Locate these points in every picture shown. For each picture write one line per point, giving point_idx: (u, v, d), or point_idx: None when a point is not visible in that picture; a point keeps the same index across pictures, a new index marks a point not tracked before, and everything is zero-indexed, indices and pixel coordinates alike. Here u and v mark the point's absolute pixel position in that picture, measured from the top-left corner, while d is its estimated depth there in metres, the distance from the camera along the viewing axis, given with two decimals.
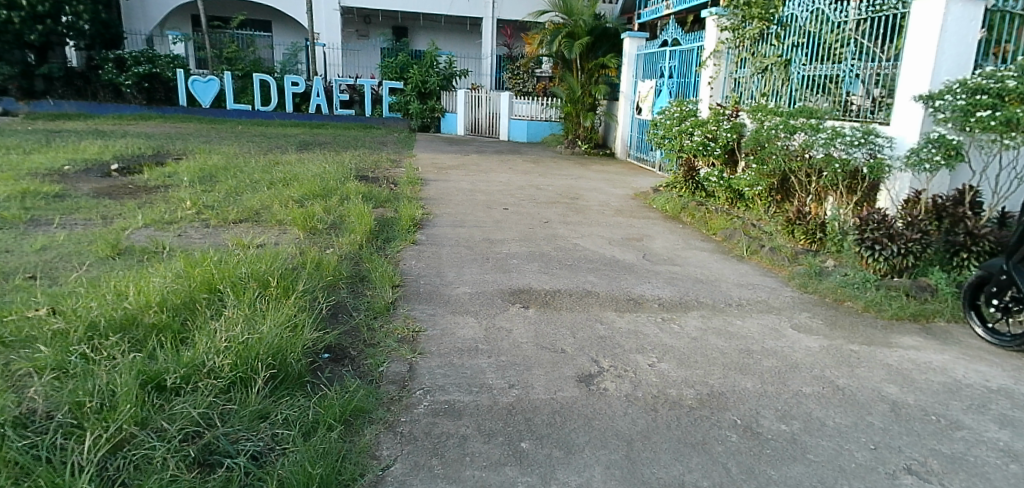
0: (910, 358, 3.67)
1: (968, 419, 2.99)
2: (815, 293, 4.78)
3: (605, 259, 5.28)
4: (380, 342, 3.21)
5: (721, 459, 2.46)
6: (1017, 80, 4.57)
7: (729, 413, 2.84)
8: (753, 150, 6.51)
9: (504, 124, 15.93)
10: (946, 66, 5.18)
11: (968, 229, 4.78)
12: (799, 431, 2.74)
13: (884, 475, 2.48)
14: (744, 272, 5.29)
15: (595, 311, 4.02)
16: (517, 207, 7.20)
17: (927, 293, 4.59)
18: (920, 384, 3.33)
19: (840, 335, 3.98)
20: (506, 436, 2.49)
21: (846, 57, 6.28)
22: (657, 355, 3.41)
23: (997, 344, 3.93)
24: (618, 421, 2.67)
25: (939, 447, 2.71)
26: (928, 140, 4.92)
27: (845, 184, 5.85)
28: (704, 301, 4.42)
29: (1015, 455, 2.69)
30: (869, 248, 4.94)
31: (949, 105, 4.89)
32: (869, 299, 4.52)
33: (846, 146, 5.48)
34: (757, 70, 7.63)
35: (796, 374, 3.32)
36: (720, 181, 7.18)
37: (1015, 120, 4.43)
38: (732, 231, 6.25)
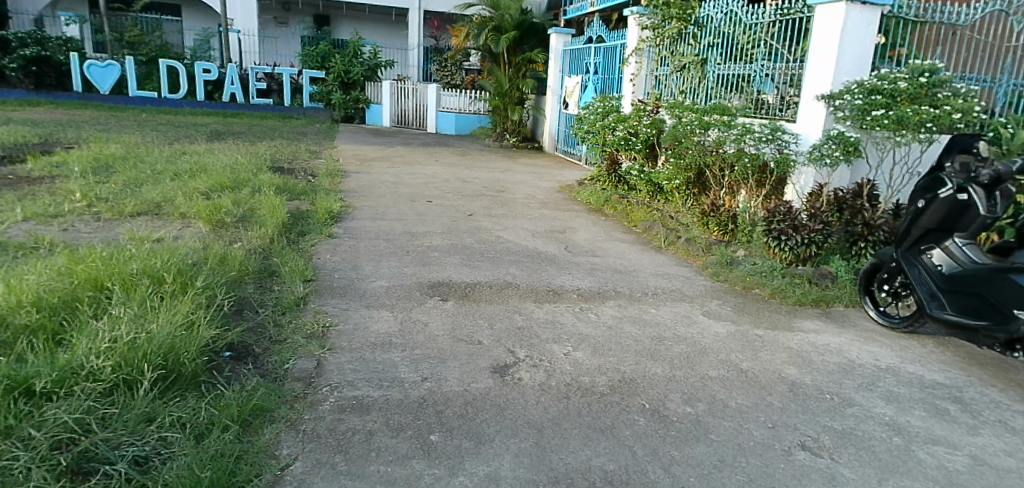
0: (809, 341, 3.89)
1: (857, 396, 3.19)
2: (726, 281, 5.00)
3: (527, 251, 5.32)
4: (287, 339, 3.11)
5: (628, 443, 2.54)
6: (907, 82, 4.94)
7: (638, 398, 2.92)
8: (671, 144, 6.69)
9: (431, 116, 15.79)
10: (846, 67, 5.49)
11: (865, 220, 5.09)
12: (703, 413, 2.86)
13: (779, 451, 2.62)
14: (661, 262, 5.46)
15: (515, 302, 4.05)
16: (440, 200, 7.15)
17: (828, 279, 4.88)
18: (818, 365, 3.54)
19: (747, 320, 4.17)
20: (414, 430, 2.47)
21: (757, 58, 6.54)
22: (573, 344, 3.47)
23: (886, 325, 4.25)
24: (531, 410, 2.70)
25: (831, 423, 2.89)
26: (828, 137, 5.23)
27: (755, 177, 6.12)
28: (622, 291, 4.53)
29: (898, 428, 2.90)
30: (775, 238, 5.16)
31: (848, 104, 5.19)
32: (775, 286, 4.76)
33: (755, 141, 5.78)
34: (676, 68, 7.86)
35: (704, 359, 3.46)
36: (641, 175, 7.33)
37: (907, 119, 4.81)
38: (651, 223, 6.44)
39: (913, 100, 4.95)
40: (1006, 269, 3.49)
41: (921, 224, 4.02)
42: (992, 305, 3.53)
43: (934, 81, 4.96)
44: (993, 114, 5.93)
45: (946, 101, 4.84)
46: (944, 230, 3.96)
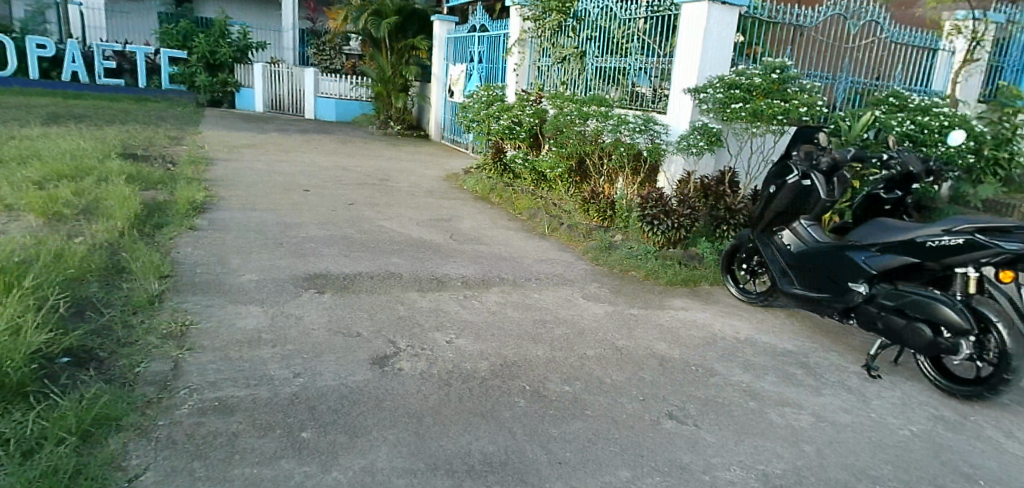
0: (679, 318, 4.13)
1: (719, 366, 3.43)
2: (606, 265, 5.18)
3: (411, 240, 5.24)
4: (138, 340, 2.87)
5: (507, 424, 2.57)
6: (761, 77, 5.33)
7: (519, 380, 2.96)
8: (553, 134, 6.81)
9: (308, 102, 14.96)
10: (709, 64, 5.83)
11: (727, 205, 5.47)
12: (580, 391, 2.95)
13: (649, 421, 2.76)
14: (544, 248, 5.56)
15: (397, 292, 3.97)
16: (317, 189, 6.88)
17: (696, 260, 5.21)
18: (685, 339, 3.77)
19: (623, 301, 4.36)
20: (284, 428, 2.36)
21: (631, 52, 6.80)
22: (455, 331, 3.46)
23: (746, 301, 4.62)
24: (410, 399, 2.66)
25: (695, 393, 3.08)
26: (693, 128, 5.54)
27: (631, 166, 6.38)
28: (506, 278, 4.57)
29: (753, 393, 3.14)
30: (649, 223, 5.40)
31: (710, 98, 5.51)
32: (649, 267, 5.00)
33: (630, 132, 6.00)
34: (557, 59, 8.00)
35: (582, 340, 3.57)
36: (525, 164, 7.41)
37: (761, 112, 5.22)
38: (535, 210, 6.54)
39: (766, 95, 5.33)
40: (842, 246, 3.85)
41: (774, 208, 4.36)
42: (831, 279, 3.91)
43: (784, 78, 5.41)
44: (833, 106, 6.59)
45: (795, 96, 5.31)
46: (793, 214, 4.30)
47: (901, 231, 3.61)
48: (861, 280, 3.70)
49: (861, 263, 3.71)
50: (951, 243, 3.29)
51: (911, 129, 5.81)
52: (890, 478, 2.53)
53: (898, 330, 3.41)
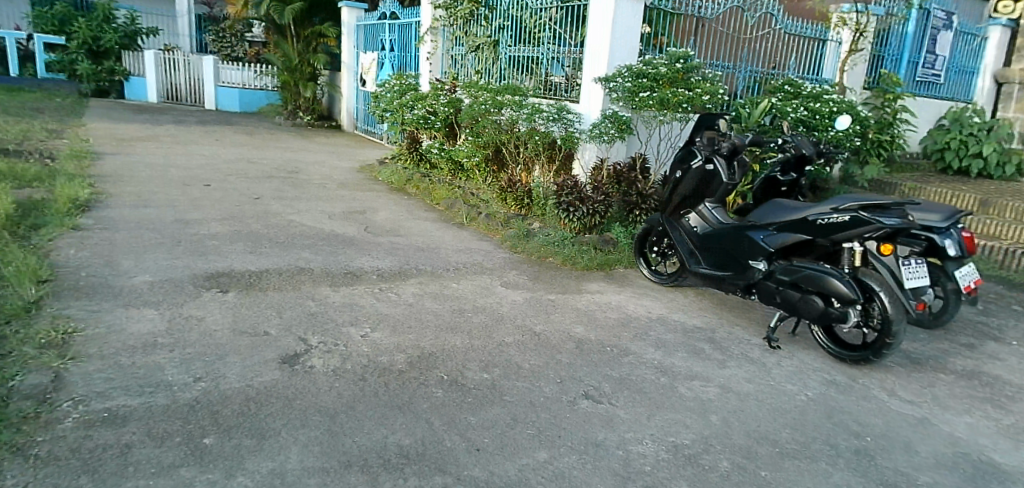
0: (595, 301, 4.22)
1: (633, 345, 3.53)
2: (524, 252, 5.22)
3: (322, 234, 5.07)
4: (13, 352, 2.63)
5: (425, 415, 2.54)
6: (666, 67, 5.50)
7: (437, 371, 2.93)
8: (468, 123, 6.70)
9: (208, 91, 14.20)
10: (618, 54, 5.96)
11: (639, 190, 5.62)
12: (498, 377, 2.95)
13: (566, 402, 2.80)
14: (462, 238, 5.53)
15: (308, 288, 3.84)
16: (219, 183, 6.54)
17: (611, 245, 5.32)
18: (600, 321, 3.85)
19: (540, 287, 4.40)
20: (184, 435, 2.23)
21: (543, 41, 6.81)
22: (371, 325, 3.38)
23: (657, 282, 4.77)
24: (323, 397, 2.58)
25: (610, 372, 3.16)
26: (604, 116, 5.65)
27: (547, 153, 6.39)
28: (423, 269, 4.51)
29: (665, 370, 3.26)
30: (565, 209, 5.45)
31: (619, 87, 5.65)
32: (566, 253, 5.07)
33: (544, 121, 5.99)
34: (470, 48, 7.90)
35: (501, 327, 3.58)
36: (441, 153, 7.29)
37: (667, 100, 5.39)
38: (453, 200, 6.47)
39: (671, 83, 5.52)
40: (743, 226, 4.04)
41: (680, 192, 4.54)
42: (733, 257, 4.10)
43: (687, 67, 5.58)
44: (733, 94, 6.88)
45: (698, 85, 5.52)
46: (698, 197, 4.49)
47: (794, 210, 3.81)
48: (761, 258, 3.91)
49: (760, 242, 3.91)
50: (838, 220, 3.52)
51: (804, 115, 6.16)
52: (789, 441, 2.68)
53: (794, 302, 3.63)
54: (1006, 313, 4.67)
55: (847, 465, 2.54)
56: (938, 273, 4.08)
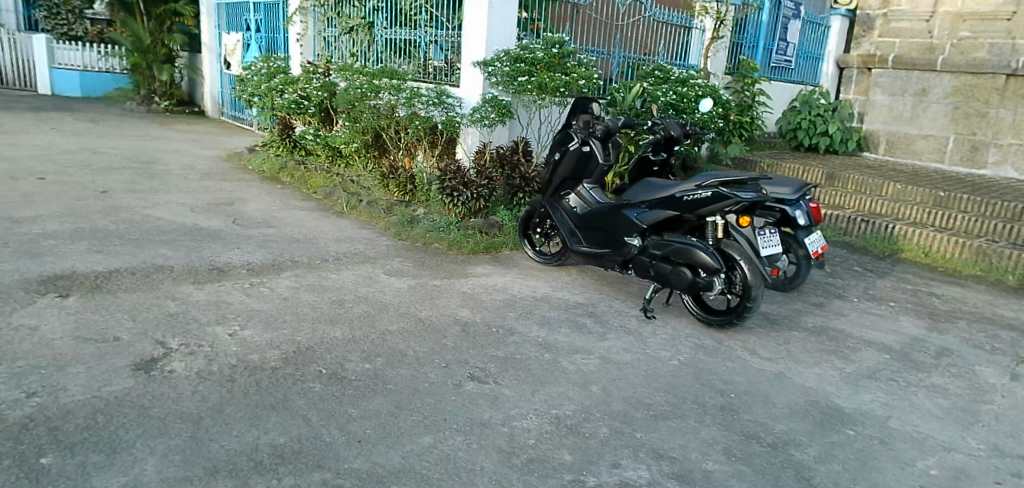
0: (480, 284, 4.22)
1: (517, 324, 3.57)
2: (408, 239, 5.09)
3: (183, 229, 4.72)
4: None
5: (301, 412, 2.43)
6: (543, 51, 5.55)
7: (315, 365, 2.81)
8: (345, 108, 6.39)
9: (42, 74, 12.76)
10: (496, 37, 5.96)
11: (522, 174, 5.58)
12: (381, 367, 2.88)
13: (451, 386, 2.78)
14: (342, 227, 5.32)
15: (166, 287, 3.55)
16: (58, 176, 5.90)
17: (496, 229, 5.35)
18: (486, 303, 3.86)
19: (425, 273, 4.34)
20: (16, 457, 2.00)
21: (420, 24, 6.63)
22: (240, 322, 3.19)
23: (542, 262, 4.85)
24: (185, 402, 2.40)
25: (495, 352, 3.17)
26: (484, 100, 5.59)
27: (428, 138, 6.17)
28: (299, 261, 4.30)
29: (549, 346, 3.32)
30: (449, 195, 5.36)
31: (498, 71, 5.66)
32: (452, 238, 5.03)
33: (424, 105, 5.79)
34: (343, 30, 7.52)
35: (384, 315, 3.50)
36: (317, 139, 6.94)
37: (545, 84, 5.45)
38: (331, 188, 6.18)
39: (549, 68, 5.57)
40: (618, 205, 4.19)
41: (558, 174, 4.61)
42: (611, 235, 4.25)
43: (563, 52, 5.60)
44: (608, 79, 7.10)
45: (574, 69, 5.58)
46: (576, 178, 4.61)
47: (664, 188, 4.00)
48: (635, 234, 4.07)
49: (634, 219, 4.07)
50: (701, 197, 3.73)
51: (673, 99, 6.44)
52: (663, 403, 2.83)
53: (666, 274, 3.82)
54: (850, 274, 5.17)
55: (714, 421, 2.71)
56: (791, 241, 4.45)
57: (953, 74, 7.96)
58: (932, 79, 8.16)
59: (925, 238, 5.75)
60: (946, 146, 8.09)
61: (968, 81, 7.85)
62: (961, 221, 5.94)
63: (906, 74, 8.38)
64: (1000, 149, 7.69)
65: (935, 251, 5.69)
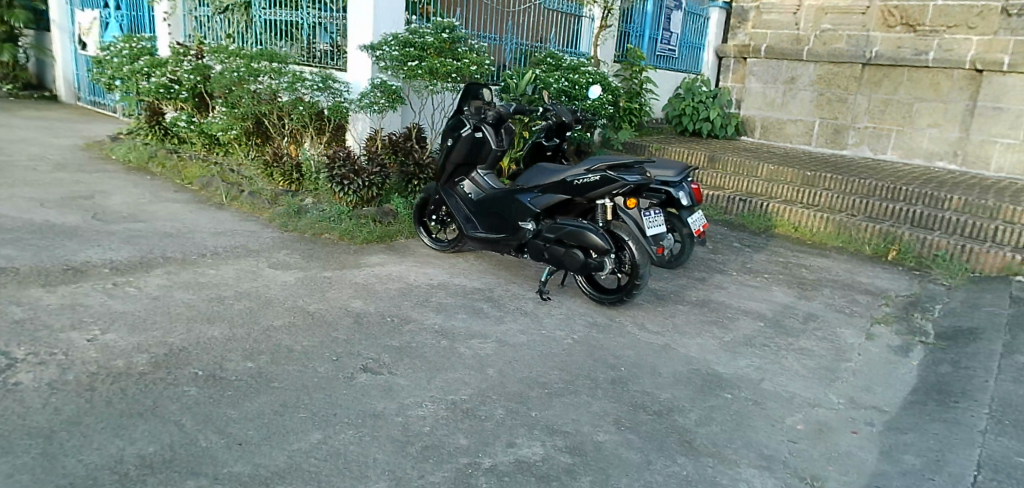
0: (374, 274, 4.11)
1: (413, 312, 3.51)
2: (296, 231, 4.86)
3: (33, 226, 4.27)
4: None
5: (174, 418, 2.26)
6: (433, 36, 5.43)
7: (190, 367, 2.63)
8: (221, 92, 5.94)
9: None
10: (383, 21, 5.77)
11: (416, 160, 5.48)
12: (265, 365, 2.73)
13: (342, 379, 2.69)
14: (221, 220, 5.00)
15: (12, 291, 3.19)
16: None
17: (391, 217, 5.19)
18: (379, 292, 3.77)
19: (314, 264, 4.16)
20: None
21: (302, 5, 6.28)
22: (102, 326, 2.93)
23: (437, 249, 4.79)
24: (34, 416, 2.17)
25: (389, 342, 3.10)
26: (373, 85, 5.38)
27: (315, 125, 5.87)
28: (171, 257, 4.00)
29: (445, 333, 3.28)
30: (338, 183, 5.15)
31: (386, 55, 5.47)
32: (343, 228, 4.84)
33: (308, 90, 5.46)
34: (217, 10, 7.00)
35: (268, 310, 3.33)
36: (190, 127, 6.46)
37: (436, 70, 5.35)
38: (208, 179, 5.80)
39: (439, 54, 5.47)
40: (512, 190, 4.21)
41: (451, 161, 4.56)
42: (505, 220, 4.26)
43: (453, 37, 5.54)
44: (501, 66, 7.08)
45: (465, 55, 5.52)
46: (470, 164, 4.58)
47: (555, 173, 4.06)
48: (529, 219, 4.11)
49: (527, 204, 4.10)
50: (591, 180, 3.81)
51: (565, 86, 6.54)
52: (556, 381, 2.87)
53: (560, 256, 3.90)
54: (730, 250, 5.49)
55: (605, 395, 2.79)
56: (675, 221, 4.67)
57: (817, 63, 8.60)
58: (799, 68, 8.79)
59: (795, 214, 6.20)
60: (813, 130, 8.75)
61: (830, 69, 8.52)
62: (824, 198, 6.45)
63: (777, 63, 8.97)
64: (858, 132, 8.43)
65: (803, 226, 6.14)
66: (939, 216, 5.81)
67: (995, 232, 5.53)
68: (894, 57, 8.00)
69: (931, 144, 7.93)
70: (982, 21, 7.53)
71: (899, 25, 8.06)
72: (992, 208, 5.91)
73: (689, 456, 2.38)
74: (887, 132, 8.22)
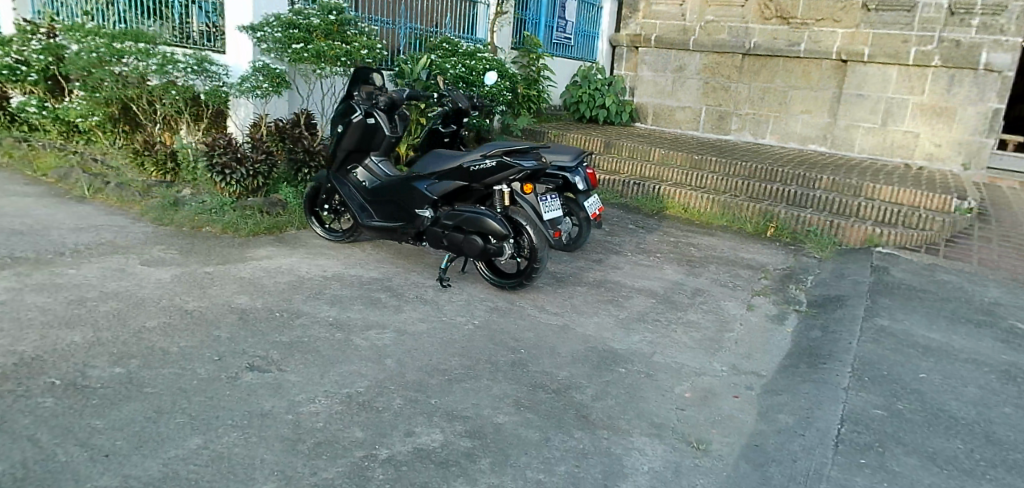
0: (261, 267, 3.91)
1: (305, 306, 3.37)
2: (172, 224, 4.54)
3: None
4: None
5: (27, 433, 2.04)
6: (319, 18, 5.20)
7: (45, 377, 2.39)
8: (78, 75, 5.41)
9: None
10: (262, 0, 5.45)
11: (306, 147, 5.22)
12: (136, 369, 2.53)
13: (225, 380, 2.53)
14: (83, 214, 4.58)
15: None
16: None
17: (279, 207, 4.95)
18: (267, 287, 3.58)
19: (193, 260, 3.90)
20: None
21: None
22: None
23: (332, 240, 4.62)
24: None
25: (279, 338, 2.96)
26: (254, 68, 5.10)
27: (191, 111, 5.48)
28: (22, 258, 3.62)
29: (339, 325, 3.18)
30: (219, 173, 4.84)
31: (268, 37, 5.18)
32: (225, 221, 4.57)
33: (181, 72, 5.08)
34: None
35: (139, 311, 3.09)
36: (42, 112, 5.86)
37: (323, 53, 5.12)
38: (66, 170, 5.30)
39: (327, 36, 5.24)
40: (408, 177, 4.12)
41: (343, 148, 4.38)
42: (402, 208, 4.16)
43: (342, 19, 5.31)
44: (395, 50, 6.89)
45: (354, 38, 5.32)
46: (362, 151, 4.42)
47: (451, 159, 4.01)
48: (427, 206, 4.04)
49: (424, 191, 4.03)
50: (487, 166, 3.80)
51: (462, 72, 6.46)
52: (456, 367, 2.85)
53: (459, 243, 3.87)
54: (624, 232, 5.66)
55: (505, 377, 2.80)
56: (572, 205, 4.73)
57: (702, 53, 9.04)
58: (686, 58, 9.19)
59: (685, 196, 6.48)
60: (700, 117, 9.18)
61: (714, 59, 8.98)
62: (711, 180, 6.79)
63: (666, 53, 9.33)
64: (740, 118, 8.92)
65: (692, 207, 6.43)
66: (811, 195, 6.26)
67: (859, 208, 6.03)
68: (770, 48, 8.52)
69: (804, 129, 8.53)
70: (846, 15, 8.11)
71: (774, 18, 8.56)
72: (856, 187, 6.45)
73: (585, 430, 2.44)
74: (766, 118, 8.76)
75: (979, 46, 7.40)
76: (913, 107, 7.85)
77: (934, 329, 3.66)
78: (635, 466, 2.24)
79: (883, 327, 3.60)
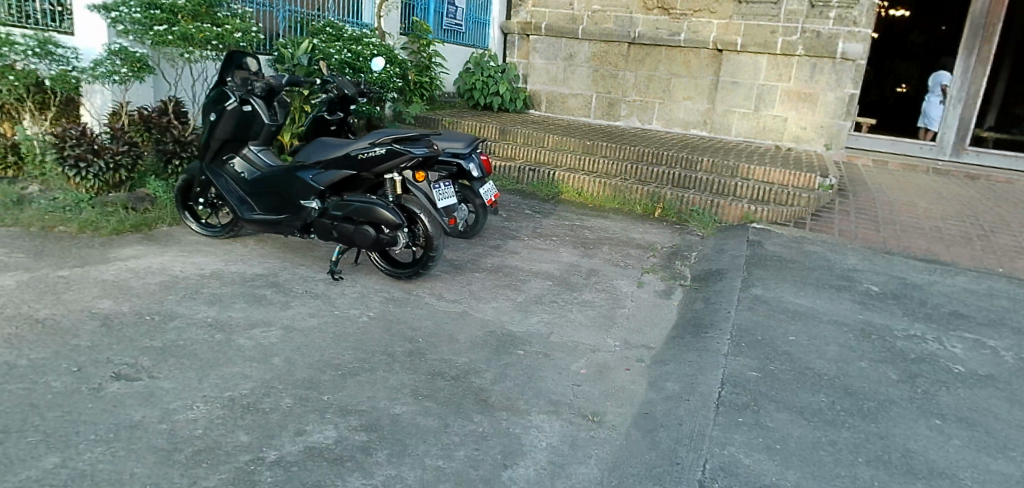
0: (128, 268, 3.60)
1: (180, 307, 3.14)
2: (17, 224, 4.11)
3: None
4: None
5: None
6: None
7: None
8: None
9: None
10: None
11: (176, 137, 4.81)
12: None
13: (87, 392, 2.31)
14: None
15: None
16: None
17: (146, 203, 4.64)
18: (136, 289, 3.31)
19: (45, 264, 3.53)
20: None
21: None
22: None
23: (209, 236, 4.34)
24: None
25: (150, 343, 2.74)
26: (110, 52, 4.69)
27: (34, 98, 4.88)
28: None
29: (219, 325, 2.99)
30: (73, 167, 4.43)
31: (126, 18, 4.73)
32: (82, 219, 4.17)
33: (20, 55, 4.55)
34: None
35: None
36: None
37: (190, 36, 4.77)
38: None
39: (194, 18, 4.89)
40: (292, 167, 3.91)
41: (217, 137, 4.11)
42: (286, 199, 3.95)
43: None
44: (274, 34, 6.53)
45: (225, 20, 5.00)
46: (239, 140, 4.16)
47: (338, 147, 3.86)
48: (313, 197, 3.87)
49: (310, 181, 3.85)
50: (377, 154, 3.68)
51: (348, 57, 6.24)
52: (350, 361, 2.76)
53: (349, 234, 3.73)
54: (521, 217, 5.71)
55: (401, 367, 2.74)
56: (468, 192, 4.71)
57: (591, 42, 9.27)
58: (576, 46, 9.38)
59: (578, 181, 6.62)
60: (590, 104, 9.43)
61: (602, 48, 9.23)
62: (602, 165, 6.99)
63: (556, 41, 9.47)
64: (628, 105, 9.23)
65: (586, 191, 6.58)
66: (694, 177, 6.57)
67: (737, 188, 6.41)
68: (652, 37, 8.85)
69: (686, 114, 8.96)
70: (720, 7, 8.52)
71: (656, 9, 8.87)
72: (733, 168, 6.85)
73: (483, 413, 2.44)
74: (651, 104, 9.11)
75: (836, 36, 8.03)
76: (782, 93, 8.43)
77: (802, 295, 3.96)
78: (533, 443, 2.26)
79: (758, 296, 3.85)
